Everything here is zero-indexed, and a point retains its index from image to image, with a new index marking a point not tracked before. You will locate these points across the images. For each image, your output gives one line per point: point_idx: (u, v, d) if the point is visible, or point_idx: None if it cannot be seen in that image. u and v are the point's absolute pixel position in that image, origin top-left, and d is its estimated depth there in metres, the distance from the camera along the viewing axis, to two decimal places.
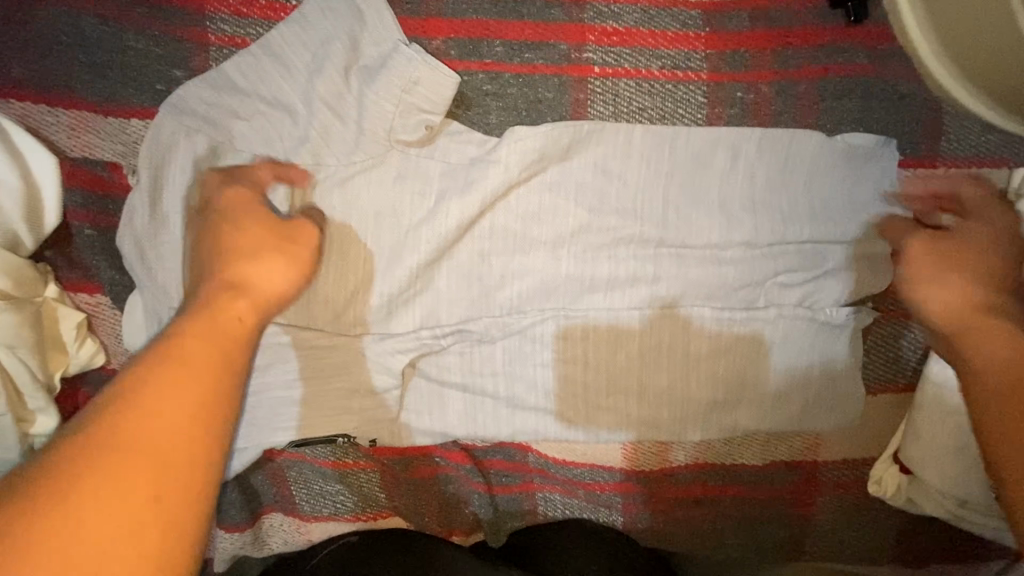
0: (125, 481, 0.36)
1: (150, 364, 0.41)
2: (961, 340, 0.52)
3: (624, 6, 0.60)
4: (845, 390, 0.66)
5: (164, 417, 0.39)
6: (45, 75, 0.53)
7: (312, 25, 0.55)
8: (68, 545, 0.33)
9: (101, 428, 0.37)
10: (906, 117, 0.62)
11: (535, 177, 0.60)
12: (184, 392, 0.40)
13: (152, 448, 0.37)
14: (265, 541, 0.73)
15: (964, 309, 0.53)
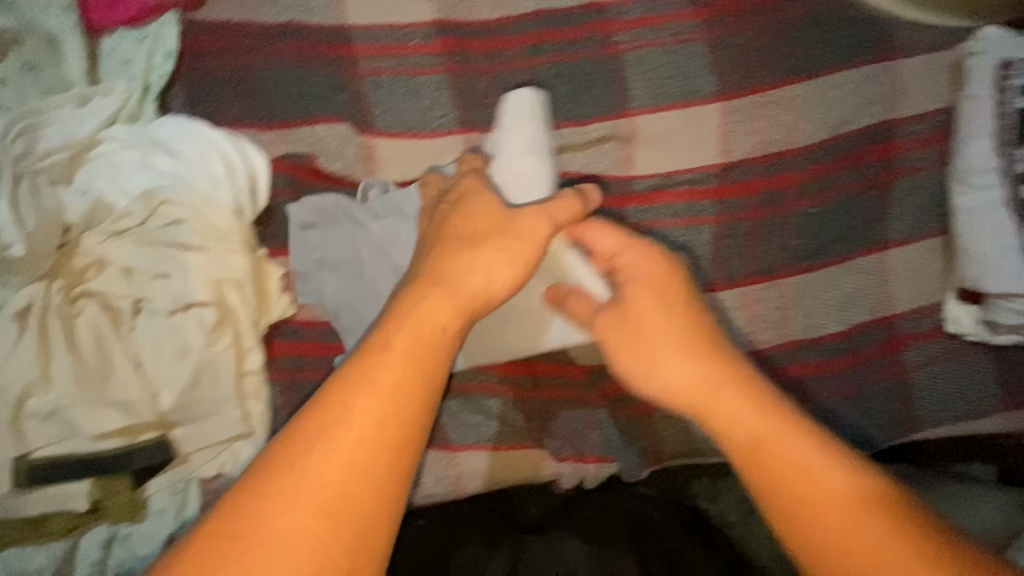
0: (370, 403, 0.50)
1: (389, 343, 0.54)
2: (821, 477, 0.51)
3: (635, 3, 0.83)
4: (877, 241, 0.81)
5: (384, 365, 0.52)
6: (258, 111, 0.78)
7: (422, 60, 0.82)
8: (336, 435, 0.48)
9: (360, 374, 0.52)
10: (861, 35, 0.82)
11: (598, 122, 0.82)
12: (738, 412, 0.56)
13: (385, 378, 0.51)
14: (420, 480, 0.79)
15: (792, 444, 0.53)
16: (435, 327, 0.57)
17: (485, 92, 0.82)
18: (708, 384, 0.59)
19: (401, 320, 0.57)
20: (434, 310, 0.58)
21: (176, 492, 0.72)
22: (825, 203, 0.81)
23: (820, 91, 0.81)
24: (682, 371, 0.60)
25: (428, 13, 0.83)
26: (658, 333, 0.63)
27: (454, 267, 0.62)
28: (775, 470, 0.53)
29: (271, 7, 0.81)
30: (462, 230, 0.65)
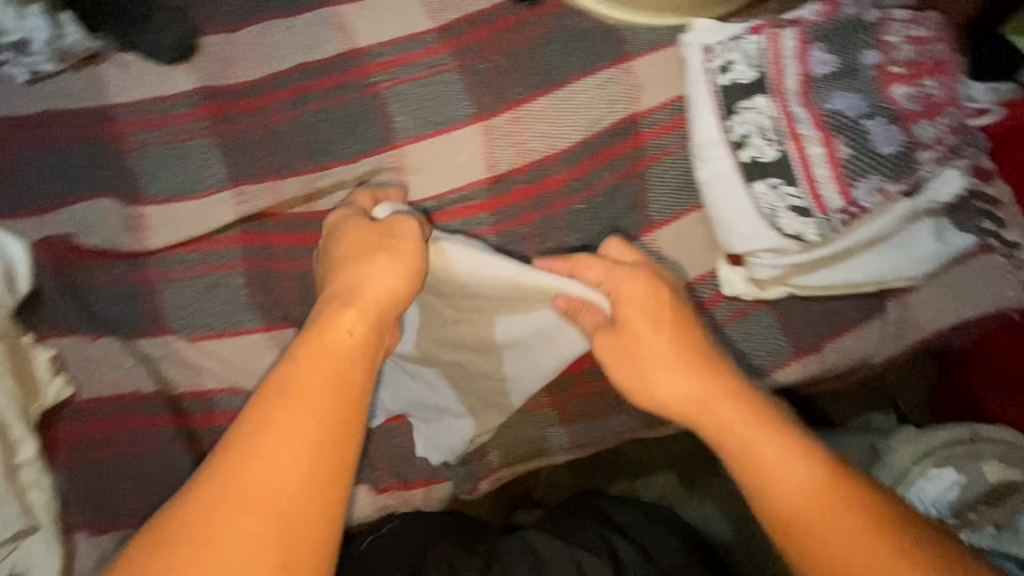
0: (324, 411, 0.53)
1: (288, 373, 0.55)
2: (767, 457, 0.59)
3: (387, 46, 0.90)
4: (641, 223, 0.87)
5: (306, 387, 0.54)
6: (22, 199, 0.80)
7: (190, 127, 0.86)
8: (280, 460, 0.50)
9: (288, 387, 0.54)
10: (595, 42, 0.90)
11: (367, 157, 0.86)
12: (739, 418, 0.62)
13: (320, 386, 0.55)
14: None
15: (748, 423, 0.61)
16: (348, 337, 0.60)
17: (255, 145, 0.86)
18: (674, 361, 0.66)
19: (309, 342, 0.59)
20: (317, 370, 0.55)
21: None
22: (589, 197, 0.87)
23: (568, 97, 0.88)
24: (675, 383, 0.66)
25: (192, 83, 0.88)
26: (662, 349, 0.67)
27: (355, 278, 0.67)
28: (763, 478, 0.59)
29: (33, 100, 0.84)
30: (352, 247, 0.70)
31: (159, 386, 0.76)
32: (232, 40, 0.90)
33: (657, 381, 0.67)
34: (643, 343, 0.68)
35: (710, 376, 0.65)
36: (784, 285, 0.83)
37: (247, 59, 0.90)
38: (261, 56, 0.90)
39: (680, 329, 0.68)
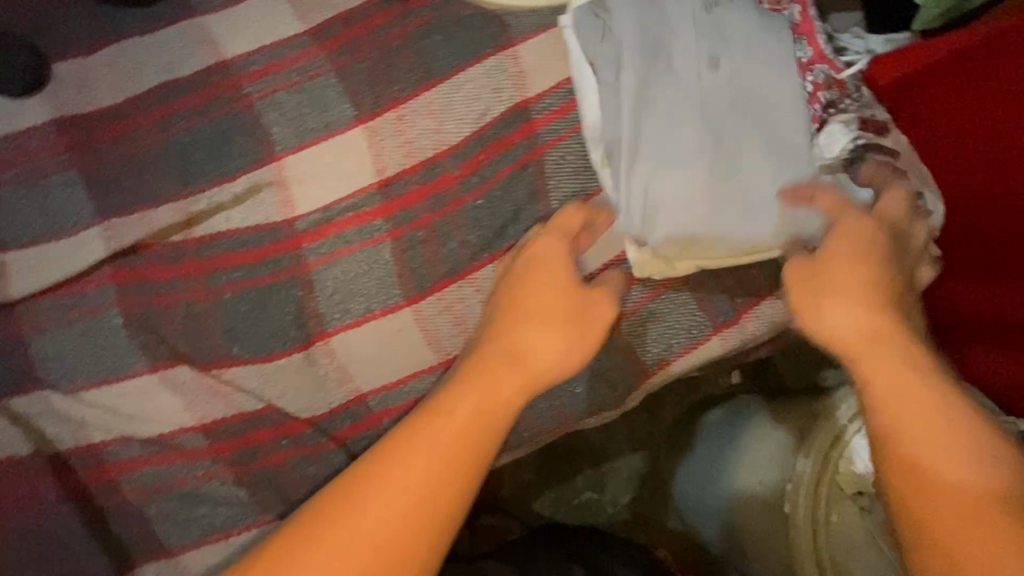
0: (428, 466, 0.58)
1: (479, 381, 0.64)
2: (940, 427, 0.55)
3: (257, 55, 0.85)
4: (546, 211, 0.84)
5: (486, 409, 0.62)
6: None
7: (47, 163, 0.80)
8: (412, 471, 0.57)
9: (487, 398, 0.63)
10: (475, 31, 0.86)
11: (246, 175, 0.80)
12: (896, 347, 0.61)
13: (484, 424, 0.61)
14: None
15: (919, 402, 0.56)
16: (500, 405, 0.63)
17: (121, 174, 0.80)
18: (862, 320, 0.63)
19: (470, 385, 0.64)
20: (503, 393, 0.64)
21: None
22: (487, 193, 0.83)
23: (452, 91, 0.85)
24: (846, 314, 0.64)
25: (48, 116, 0.82)
26: (844, 271, 0.66)
27: (523, 346, 0.68)
28: (901, 425, 0.56)
29: None
30: (536, 307, 0.70)
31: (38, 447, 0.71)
32: (86, 65, 0.84)
33: (848, 341, 0.63)
34: (847, 260, 0.67)
35: (875, 308, 0.64)
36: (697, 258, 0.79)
37: (104, 82, 0.84)
38: (120, 77, 0.84)
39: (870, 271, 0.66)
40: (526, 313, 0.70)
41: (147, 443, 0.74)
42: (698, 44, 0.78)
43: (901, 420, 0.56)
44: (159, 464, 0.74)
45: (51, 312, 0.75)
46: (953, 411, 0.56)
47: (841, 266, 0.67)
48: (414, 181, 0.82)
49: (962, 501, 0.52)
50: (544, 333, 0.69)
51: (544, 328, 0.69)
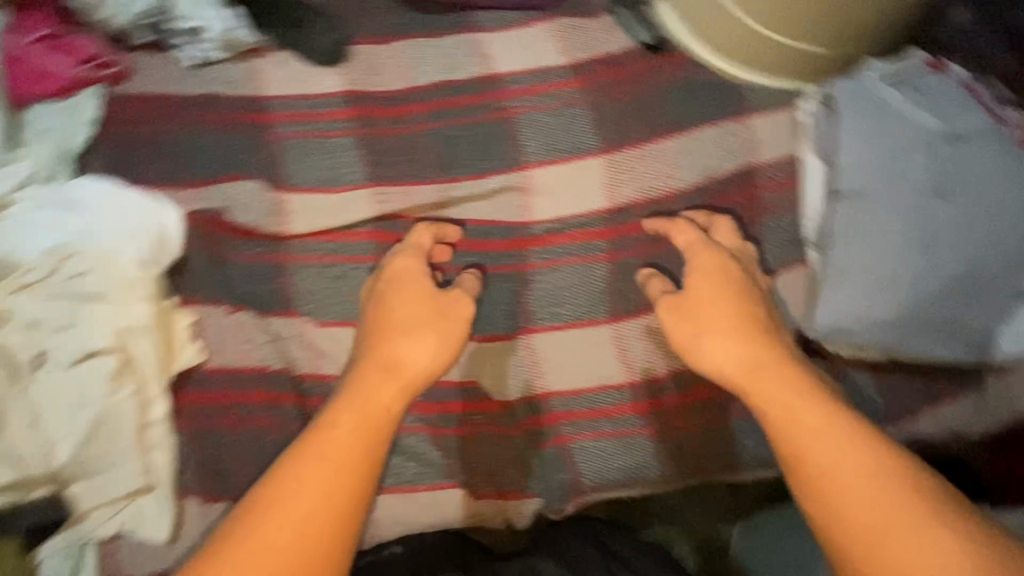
0: (320, 471, 0.65)
1: (304, 443, 0.67)
2: (832, 464, 0.65)
3: (523, 75, 0.96)
4: None
5: (331, 454, 0.66)
6: (173, 173, 0.84)
7: (331, 125, 0.90)
8: (304, 470, 0.65)
9: (313, 446, 0.66)
10: (717, 96, 0.96)
11: (498, 176, 0.90)
12: (776, 390, 0.71)
13: (314, 454, 0.66)
14: None
15: (820, 436, 0.67)
16: (382, 411, 0.70)
17: (392, 150, 0.90)
18: (756, 380, 0.73)
19: (342, 418, 0.69)
20: (375, 406, 0.70)
21: (71, 557, 0.71)
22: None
23: (687, 143, 0.94)
24: (721, 355, 0.75)
25: (339, 84, 0.93)
26: (709, 304, 0.78)
27: (393, 352, 0.74)
28: (817, 469, 0.65)
29: (195, 82, 0.90)
30: (400, 318, 0.76)
31: (284, 365, 0.79)
32: (379, 51, 0.96)
33: (739, 377, 0.74)
34: (732, 332, 0.76)
35: (752, 343, 0.75)
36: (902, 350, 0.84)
37: (390, 70, 0.95)
38: (404, 69, 0.95)
39: (734, 299, 0.79)
40: (395, 329, 0.75)
41: None
42: (927, 178, 0.81)
43: (822, 468, 0.65)
44: None
45: (313, 253, 0.84)
46: (867, 447, 0.65)
47: (704, 279, 0.80)
48: (636, 214, 0.91)
49: (875, 519, 0.61)
50: (421, 343, 0.75)
51: (419, 337, 0.75)
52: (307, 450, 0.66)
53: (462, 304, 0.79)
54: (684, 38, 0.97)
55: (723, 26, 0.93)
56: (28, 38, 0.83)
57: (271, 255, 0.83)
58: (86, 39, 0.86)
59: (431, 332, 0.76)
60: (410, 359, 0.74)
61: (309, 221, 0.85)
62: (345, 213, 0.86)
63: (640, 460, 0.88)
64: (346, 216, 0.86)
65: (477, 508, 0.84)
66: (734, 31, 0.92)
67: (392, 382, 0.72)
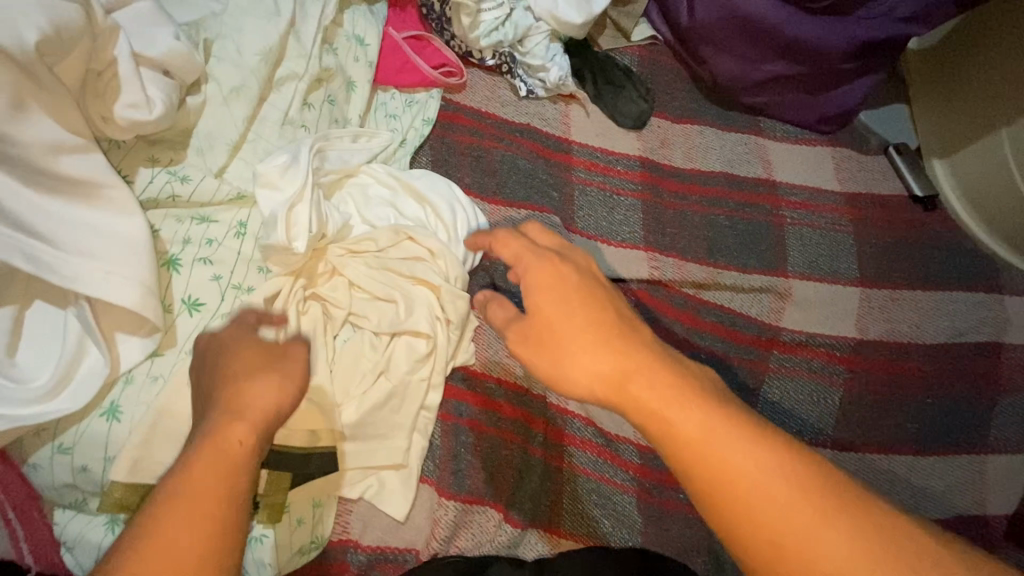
0: (180, 537, 0.45)
1: (177, 491, 0.47)
2: (759, 487, 0.46)
3: (799, 189, 1.01)
4: (980, 439, 0.91)
5: (195, 498, 0.47)
6: (486, 185, 0.91)
7: (621, 183, 0.97)
8: (178, 532, 0.45)
9: (154, 519, 0.45)
10: (977, 264, 0.99)
11: (760, 276, 0.95)
12: (663, 400, 0.51)
13: (196, 501, 0.47)
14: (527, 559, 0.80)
15: (743, 455, 0.47)
16: (235, 449, 0.51)
17: (669, 223, 0.96)
18: (678, 415, 0.50)
19: (198, 454, 0.49)
20: (219, 454, 0.50)
21: (320, 507, 0.75)
22: (936, 397, 0.91)
23: (943, 300, 0.96)
24: (589, 372, 0.54)
25: (635, 149, 1.00)
26: (573, 329, 0.55)
27: (241, 394, 0.55)
28: (752, 510, 0.46)
29: (515, 108, 0.97)
30: (239, 369, 0.57)
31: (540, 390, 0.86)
32: (674, 128, 1.03)
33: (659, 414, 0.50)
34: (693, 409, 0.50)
35: (629, 354, 0.54)
36: None
37: (680, 148, 1.02)
38: (692, 151, 1.02)
39: (602, 317, 0.56)
40: (264, 367, 0.58)
41: (598, 433, 0.88)
42: None
43: (730, 493, 0.47)
44: (597, 456, 0.86)
45: None
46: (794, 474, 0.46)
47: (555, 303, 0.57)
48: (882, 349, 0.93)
49: None
50: (262, 378, 0.57)
51: (261, 372, 0.57)
52: (175, 486, 0.47)
53: (301, 353, 0.62)
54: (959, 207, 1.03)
55: (997, 191, 0.99)
56: (400, 33, 0.93)
57: None
58: (442, 45, 0.95)
59: (279, 375, 0.58)
60: (242, 392, 0.55)
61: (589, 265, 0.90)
62: (620, 268, 0.91)
63: None
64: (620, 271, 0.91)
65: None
66: (1011, 203, 0.98)
67: (240, 423, 0.52)
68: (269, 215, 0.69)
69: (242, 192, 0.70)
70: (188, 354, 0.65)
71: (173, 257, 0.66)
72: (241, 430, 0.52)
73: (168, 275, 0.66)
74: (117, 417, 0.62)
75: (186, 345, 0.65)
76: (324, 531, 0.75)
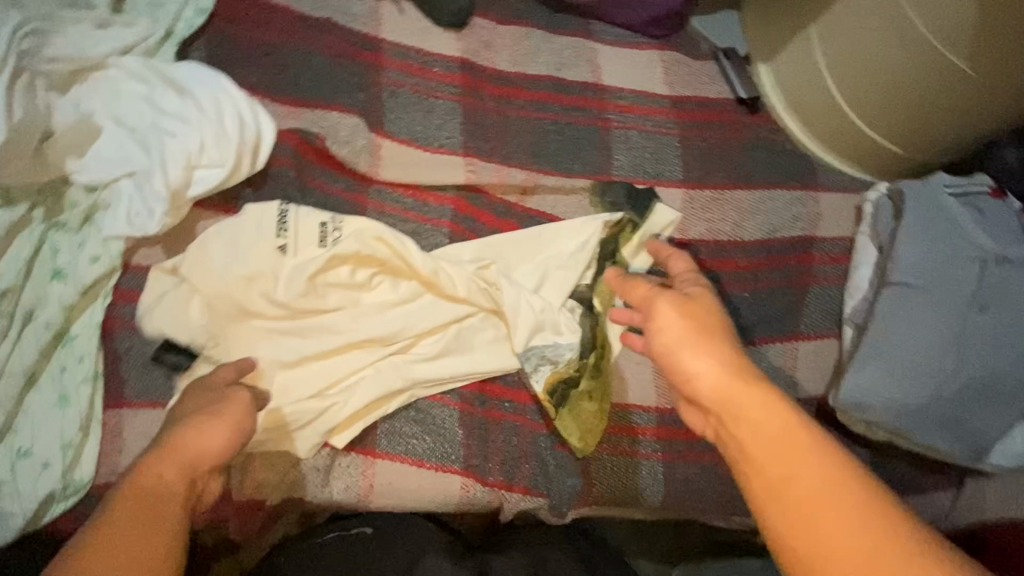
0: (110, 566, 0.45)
1: (91, 542, 0.46)
2: (838, 491, 0.50)
3: (627, 93, 0.99)
4: (790, 326, 0.95)
5: (116, 540, 0.47)
6: (275, 84, 0.81)
7: (438, 86, 0.90)
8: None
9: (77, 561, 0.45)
10: (792, 164, 1.02)
11: (584, 180, 0.92)
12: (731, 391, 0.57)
13: (124, 543, 0.47)
14: (328, 484, 0.76)
15: (766, 443, 0.54)
16: (161, 494, 0.51)
17: (490, 127, 0.91)
18: (740, 405, 0.56)
19: (129, 493, 0.50)
20: (166, 467, 0.53)
21: (70, 448, 0.65)
22: (751, 289, 0.95)
23: (761, 198, 0.98)
24: (208, 440, 0.56)
25: (455, 50, 0.93)
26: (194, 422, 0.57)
27: (174, 434, 0.56)
28: (795, 504, 0.51)
29: (314, 3, 0.87)
30: (182, 451, 0.54)
31: None
32: (497, 30, 0.97)
33: (721, 408, 0.58)
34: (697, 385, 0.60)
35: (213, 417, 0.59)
36: (918, 437, 0.87)
37: (505, 51, 0.96)
38: (518, 54, 0.96)
39: (198, 448, 0.56)
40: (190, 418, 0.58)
41: None
42: (971, 293, 0.87)
43: (760, 468, 0.54)
44: None
45: (394, 204, 0.83)
46: (845, 462, 0.51)
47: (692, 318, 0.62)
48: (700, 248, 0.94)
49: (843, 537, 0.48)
50: (208, 420, 0.58)
51: (207, 411, 0.59)
52: (100, 530, 0.47)
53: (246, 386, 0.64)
54: (779, 108, 1.05)
55: (815, 95, 1.01)
56: None
57: (353, 194, 0.81)
58: None
59: (234, 407, 0.61)
60: (180, 437, 0.55)
61: (395, 172, 0.84)
62: (434, 173, 0.85)
63: (646, 485, 0.89)
64: (434, 177, 0.85)
65: (473, 492, 0.82)
66: (821, 104, 1.01)
67: (172, 469, 0.53)
68: None
69: None
70: None
71: None
72: (175, 470, 0.53)
73: None
74: None
75: None
76: (83, 474, 0.66)
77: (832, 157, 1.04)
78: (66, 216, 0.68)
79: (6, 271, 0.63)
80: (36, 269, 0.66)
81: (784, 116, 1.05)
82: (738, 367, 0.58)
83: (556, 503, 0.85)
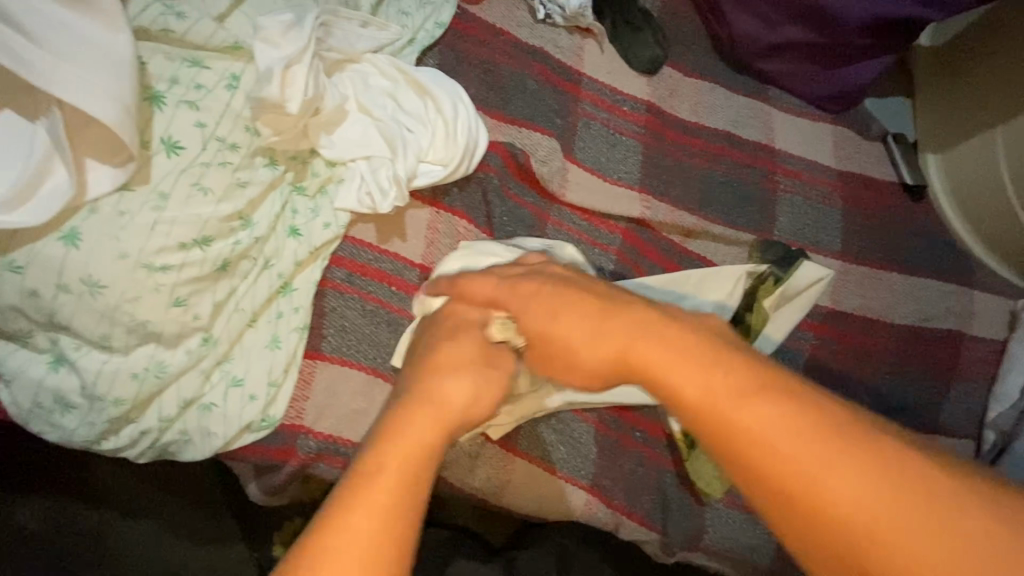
0: (356, 534, 0.44)
1: (348, 512, 0.45)
2: (759, 415, 0.44)
3: (796, 160, 1.02)
4: (931, 418, 0.94)
5: (376, 509, 0.45)
6: (490, 99, 0.89)
7: (625, 123, 0.96)
8: (349, 545, 0.44)
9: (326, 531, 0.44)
10: (951, 258, 1.03)
11: (745, 235, 0.95)
12: (654, 345, 0.51)
13: (378, 511, 0.45)
14: (472, 471, 0.81)
15: (716, 386, 0.46)
16: (419, 448, 0.50)
17: (666, 170, 0.96)
18: (662, 348, 0.50)
19: (380, 449, 0.49)
20: (418, 427, 0.51)
21: (273, 386, 0.72)
22: (895, 372, 0.94)
23: (917, 286, 0.99)
24: (461, 388, 0.55)
25: (643, 93, 0.99)
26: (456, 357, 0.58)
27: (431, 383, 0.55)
28: (724, 431, 0.45)
29: (530, 31, 0.95)
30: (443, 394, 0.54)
31: None
32: (683, 81, 1.02)
33: (648, 355, 0.51)
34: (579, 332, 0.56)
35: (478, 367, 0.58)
36: None
37: (688, 101, 1.01)
38: (699, 106, 1.01)
39: (447, 398, 0.54)
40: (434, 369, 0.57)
41: None
42: None
43: (694, 409, 0.47)
44: None
45: (572, 225, 0.89)
46: (743, 372, 0.47)
47: (538, 288, 0.61)
48: (850, 321, 0.95)
49: (818, 472, 0.42)
50: (470, 371, 0.57)
51: (475, 360, 0.58)
52: (368, 481, 0.47)
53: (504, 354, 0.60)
54: (938, 195, 1.07)
55: (979, 189, 1.02)
56: None
57: (539, 210, 0.88)
58: None
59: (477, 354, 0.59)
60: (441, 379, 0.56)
61: (579, 196, 0.90)
62: (613, 204, 0.91)
63: (758, 543, 0.89)
64: (612, 207, 0.91)
65: (596, 510, 0.84)
66: (985, 201, 1.02)
67: (428, 420, 0.52)
68: (264, 69, 0.66)
69: (239, 43, 0.67)
70: (159, 196, 0.63)
71: (158, 93, 0.64)
72: (421, 425, 0.51)
73: (149, 111, 0.63)
74: (76, 244, 0.60)
75: (160, 187, 0.63)
76: (277, 412, 0.73)
77: (985, 252, 1.04)
78: (308, 182, 0.76)
79: (262, 219, 0.71)
80: (279, 223, 0.74)
81: (939, 200, 1.07)
82: (608, 312, 0.55)
83: (669, 543, 0.86)
